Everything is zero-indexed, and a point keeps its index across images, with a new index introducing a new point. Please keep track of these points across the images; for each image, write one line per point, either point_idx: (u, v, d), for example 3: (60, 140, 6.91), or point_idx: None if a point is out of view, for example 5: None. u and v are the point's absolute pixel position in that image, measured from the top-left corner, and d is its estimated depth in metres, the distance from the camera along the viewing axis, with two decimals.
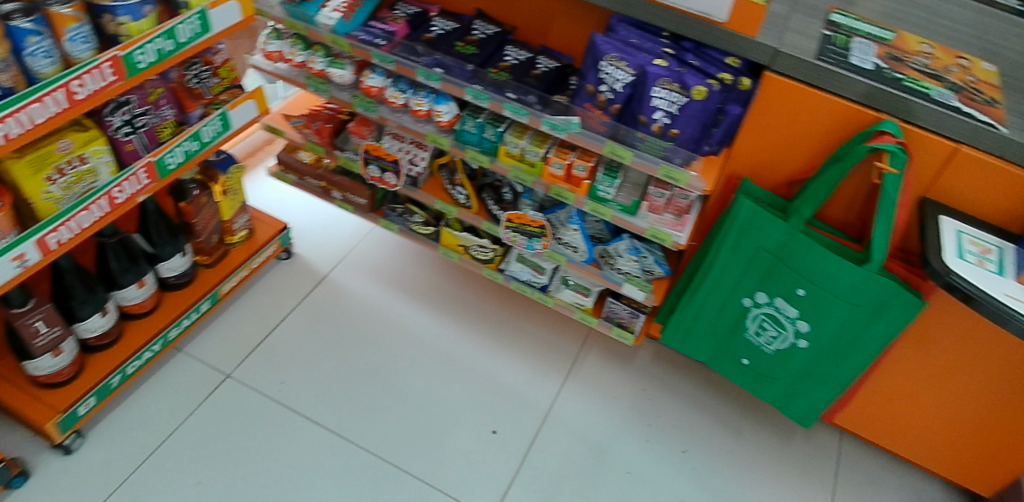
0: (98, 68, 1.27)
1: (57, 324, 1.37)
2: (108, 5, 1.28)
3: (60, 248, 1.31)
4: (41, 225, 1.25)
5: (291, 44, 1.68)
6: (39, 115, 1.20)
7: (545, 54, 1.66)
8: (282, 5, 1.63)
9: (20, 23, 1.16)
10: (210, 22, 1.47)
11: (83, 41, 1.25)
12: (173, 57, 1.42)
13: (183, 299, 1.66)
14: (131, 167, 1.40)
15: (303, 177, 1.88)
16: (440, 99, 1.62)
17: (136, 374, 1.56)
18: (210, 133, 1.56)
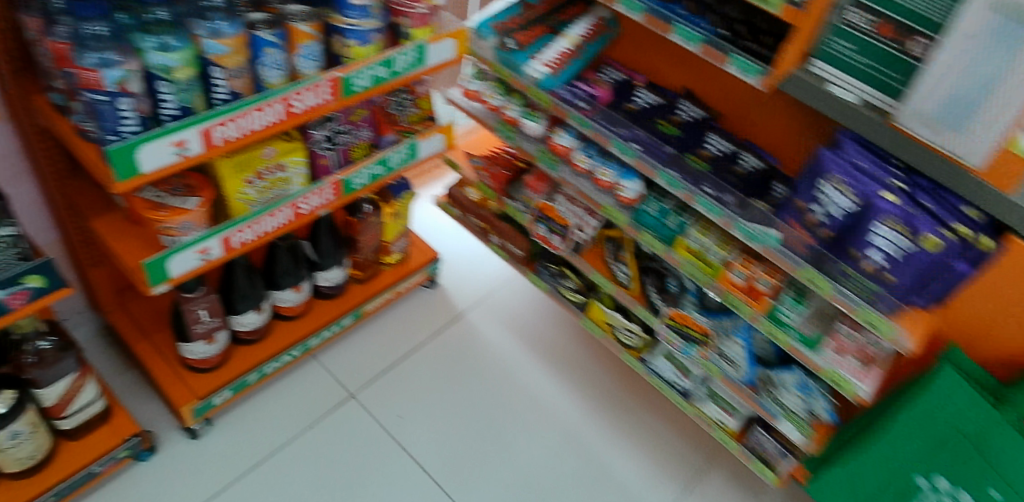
0: (319, 86, 1.30)
1: (218, 315, 1.42)
2: (341, 27, 1.32)
3: (241, 248, 1.34)
4: (230, 224, 1.29)
5: (493, 87, 1.67)
6: (257, 122, 1.24)
7: (750, 150, 1.51)
8: (494, 49, 1.59)
9: (263, 33, 1.19)
10: (426, 56, 1.48)
11: (312, 58, 1.29)
12: (385, 85, 1.43)
13: (329, 310, 1.68)
14: (321, 182, 1.42)
15: (467, 213, 1.87)
16: (628, 174, 1.53)
17: (272, 374, 1.59)
18: (396, 160, 1.56)
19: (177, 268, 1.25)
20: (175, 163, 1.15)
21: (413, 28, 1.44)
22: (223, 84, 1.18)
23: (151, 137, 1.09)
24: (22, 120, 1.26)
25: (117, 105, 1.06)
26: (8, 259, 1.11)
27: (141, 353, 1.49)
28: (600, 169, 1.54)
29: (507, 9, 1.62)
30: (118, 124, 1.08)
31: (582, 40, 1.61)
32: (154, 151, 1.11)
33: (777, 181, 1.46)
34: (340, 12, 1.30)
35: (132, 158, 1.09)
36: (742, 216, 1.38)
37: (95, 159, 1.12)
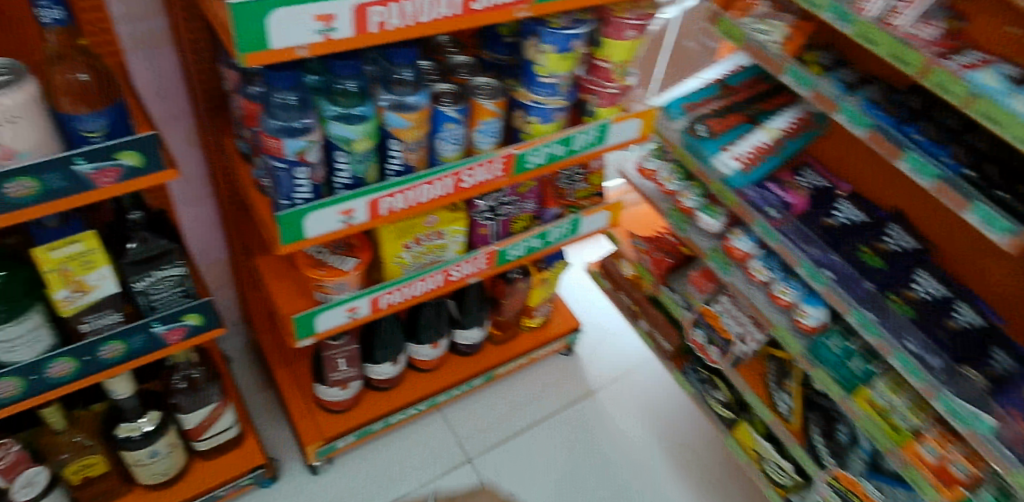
0: (492, 162, 1.24)
1: (355, 365, 1.43)
2: (526, 103, 1.25)
3: (388, 309, 1.33)
4: (381, 286, 1.28)
5: (671, 169, 1.55)
6: (424, 194, 1.20)
7: (970, 301, 1.26)
8: (682, 132, 1.47)
9: (446, 108, 1.14)
10: (608, 135, 1.38)
11: (490, 134, 1.22)
12: (560, 162, 1.35)
13: (462, 368, 1.64)
14: (477, 251, 1.38)
15: (619, 290, 1.76)
16: (813, 299, 1.34)
17: (397, 424, 1.59)
18: (555, 235, 1.48)
19: (325, 323, 1.26)
20: (340, 230, 1.14)
21: (600, 106, 1.34)
22: (399, 156, 1.14)
23: (320, 205, 1.08)
24: (212, 156, 1.32)
25: (294, 173, 1.04)
26: (174, 296, 1.16)
27: (280, 380, 1.55)
28: (778, 285, 1.37)
29: (703, 90, 1.52)
30: (292, 190, 1.06)
31: (784, 136, 1.43)
32: (321, 219, 1.10)
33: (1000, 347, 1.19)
34: (528, 88, 1.24)
35: (300, 225, 1.08)
36: (949, 387, 1.13)
37: (267, 216, 1.14)
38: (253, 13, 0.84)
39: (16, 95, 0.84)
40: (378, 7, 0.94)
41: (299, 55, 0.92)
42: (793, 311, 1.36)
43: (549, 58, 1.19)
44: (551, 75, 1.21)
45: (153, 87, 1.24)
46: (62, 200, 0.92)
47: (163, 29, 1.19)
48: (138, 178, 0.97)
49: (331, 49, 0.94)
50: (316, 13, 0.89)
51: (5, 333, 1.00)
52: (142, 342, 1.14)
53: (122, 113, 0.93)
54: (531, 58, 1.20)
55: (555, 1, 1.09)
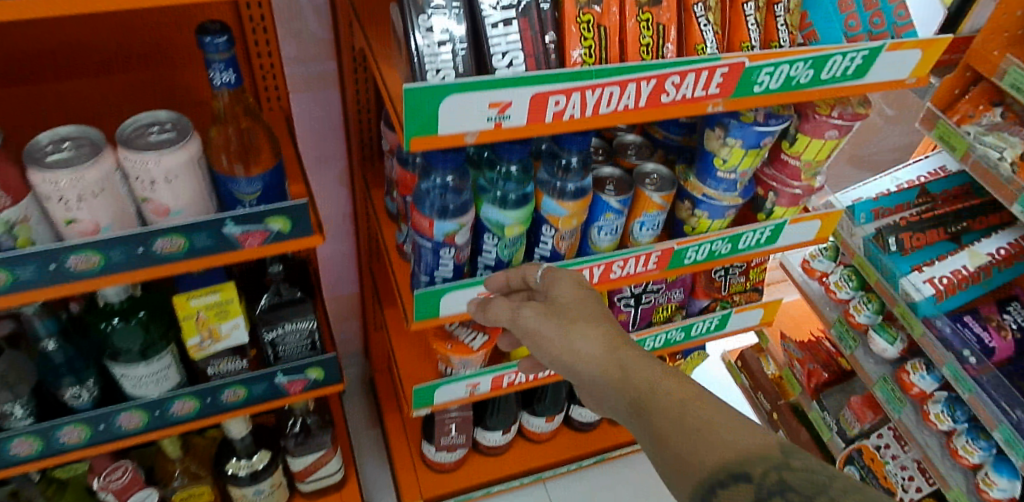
0: (648, 255, 1.11)
1: (465, 432, 1.36)
2: (697, 195, 1.12)
3: (509, 387, 1.24)
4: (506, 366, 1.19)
5: (844, 274, 1.34)
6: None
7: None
8: (866, 239, 1.28)
9: (608, 196, 1.03)
10: (780, 236, 1.22)
11: (651, 227, 1.09)
12: (722, 259, 1.20)
13: (572, 445, 1.54)
14: None
15: (757, 389, 1.57)
16: (1004, 467, 1.13)
17: (498, 492, 1.51)
18: (699, 329, 1.33)
19: (442, 396, 1.19)
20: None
21: (777, 204, 1.19)
22: (549, 242, 1.04)
23: (458, 289, 1.01)
24: (358, 200, 1.29)
25: (437, 255, 0.97)
26: (301, 350, 1.13)
27: (389, 424, 1.51)
28: (961, 439, 1.17)
29: (899, 194, 1.31)
30: (433, 272, 1.00)
31: (992, 264, 1.21)
32: (457, 301, 1.03)
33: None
34: (700, 179, 1.10)
35: (437, 303, 1.01)
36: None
37: (403, 285, 1.08)
38: (425, 96, 0.77)
39: (178, 154, 0.81)
40: (559, 96, 0.84)
41: (466, 140, 0.83)
42: (978, 475, 1.16)
43: (734, 153, 1.05)
44: (730, 170, 1.07)
45: (312, 127, 1.22)
46: (209, 259, 0.90)
47: (331, 74, 1.16)
48: (283, 243, 0.92)
49: (500, 137, 0.85)
50: (491, 99, 0.81)
51: (137, 371, 1.00)
52: (262, 391, 1.12)
53: (278, 177, 0.89)
54: (710, 148, 1.07)
55: (752, 96, 0.95)
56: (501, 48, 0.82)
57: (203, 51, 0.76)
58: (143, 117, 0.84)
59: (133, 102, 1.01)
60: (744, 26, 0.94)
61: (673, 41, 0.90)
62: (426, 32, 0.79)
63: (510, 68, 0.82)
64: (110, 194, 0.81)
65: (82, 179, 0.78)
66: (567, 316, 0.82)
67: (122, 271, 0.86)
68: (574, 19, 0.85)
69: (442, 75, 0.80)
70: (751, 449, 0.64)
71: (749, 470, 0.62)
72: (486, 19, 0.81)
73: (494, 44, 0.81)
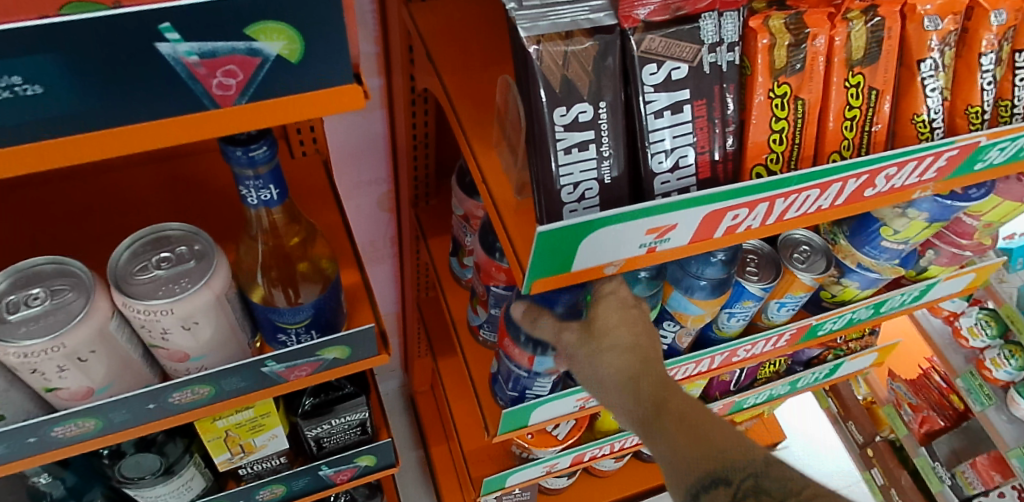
0: (780, 336, 0.90)
1: (531, 490, 1.16)
2: (848, 265, 0.88)
3: (589, 460, 1.05)
4: (590, 443, 0.99)
5: (984, 321, 1.16)
6: (683, 372, 0.88)
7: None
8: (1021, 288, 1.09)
9: (749, 283, 0.80)
10: (927, 294, 1.00)
11: (791, 307, 0.87)
12: (858, 324, 0.98)
13: (641, 477, 1.38)
14: (713, 404, 1.12)
15: (847, 418, 1.45)
16: None
17: None
18: (806, 381, 1.15)
19: (516, 479, 1.00)
20: (571, 413, 0.85)
21: (933, 262, 0.95)
22: (668, 336, 0.82)
23: (561, 403, 0.80)
24: (406, 236, 1.04)
25: (534, 380, 0.76)
26: (351, 439, 0.90)
27: (436, 459, 1.31)
28: None
29: None
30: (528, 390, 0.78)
31: None
32: (554, 409, 0.82)
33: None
34: (854, 245, 0.85)
35: (527, 414, 0.80)
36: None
37: (482, 379, 0.86)
38: (565, 236, 0.52)
39: (199, 297, 0.55)
40: (738, 210, 0.59)
41: (607, 271, 0.59)
42: None
43: (912, 225, 0.80)
44: (901, 242, 0.82)
45: (352, 155, 0.95)
46: (243, 399, 0.66)
47: (378, 92, 0.88)
48: (338, 370, 0.69)
49: (650, 262, 0.61)
50: (650, 224, 0.56)
51: (153, 492, 0.76)
52: (303, 485, 0.91)
53: (338, 294, 0.65)
54: (878, 213, 0.81)
55: (973, 173, 0.70)
56: (665, 145, 0.56)
57: (230, 167, 0.50)
58: (144, 232, 0.59)
59: (122, 160, 0.74)
60: (978, 83, 0.66)
61: (886, 113, 0.64)
62: (562, 131, 0.53)
63: (675, 172, 0.57)
64: (107, 352, 0.56)
65: (66, 343, 0.52)
66: (595, 337, 0.61)
67: (125, 428, 0.63)
68: (765, 93, 0.59)
69: (580, 190, 0.55)
70: (737, 454, 0.50)
71: (730, 474, 0.49)
72: (648, 105, 0.55)
73: (656, 141, 0.56)
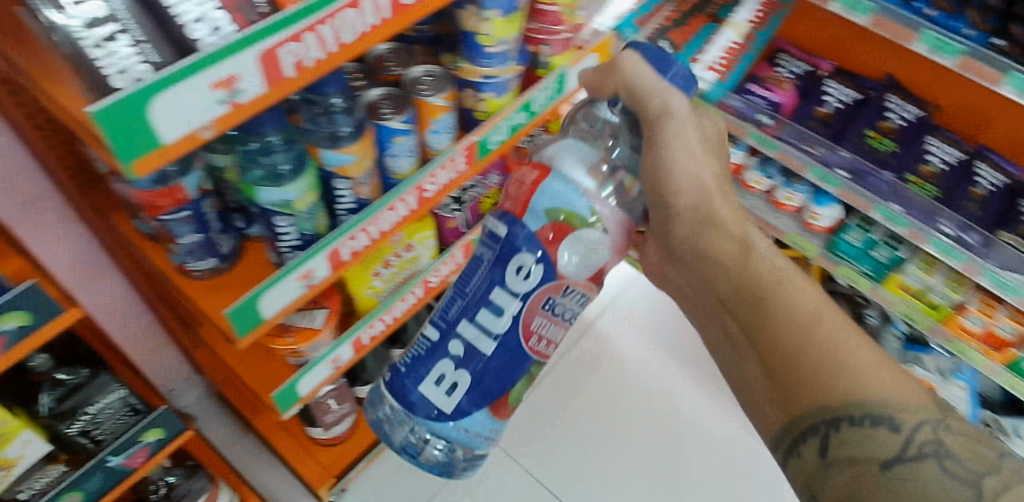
0: (454, 159, 1.04)
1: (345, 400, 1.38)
2: (476, 80, 1.04)
3: (371, 342, 1.19)
4: (358, 325, 1.12)
5: None
6: (388, 222, 1.00)
7: (984, 157, 1.24)
8: (643, 52, 1.31)
9: (392, 122, 0.93)
10: (566, 83, 1.16)
11: (446, 131, 1.03)
12: (522, 130, 1.14)
13: None
14: (453, 249, 1.22)
15: None
16: (822, 198, 1.32)
17: None
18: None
19: (307, 385, 1.10)
20: (302, 295, 0.94)
21: (551, 55, 1.12)
22: (348, 193, 0.93)
23: (468, 384, 0.80)
24: None
25: (508, 263, 0.77)
26: (123, 422, 0.94)
27: (263, 427, 1.35)
28: (781, 191, 1.36)
29: None
30: (478, 307, 0.78)
31: (753, 28, 1.36)
32: (466, 397, 0.81)
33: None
34: (472, 62, 1.02)
35: (256, 307, 0.87)
36: (990, 260, 1.10)
37: (213, 309, 0.91)
38: (126, 109, 0.59)
39: None
40: (289, 46, 0.69)
41: (206, 136, 0.68)
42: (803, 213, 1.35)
43: (495, 25, 0.96)
44: (499, 43, 0.99)
45: None
46: None
47: None
48: (32, 336, 0.72)
49: (241, 115, 0.70)
50: (212, 78, 0.65)
51: None
52: (101, 482, 0.93)
53: None
54: (469, 27, 0.97)
55: None
56: (192, 14, 0.65)
57: None
58: None
59: None
60: None
61: None
62: (83, 30, 0.60)
63: (216, 33, 0.66)
64: None
65: None
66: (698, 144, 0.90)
67: None
68: None
69: (132, 73, 0.62)
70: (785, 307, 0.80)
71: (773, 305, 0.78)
72: None
73: (180, 11, 0.64)
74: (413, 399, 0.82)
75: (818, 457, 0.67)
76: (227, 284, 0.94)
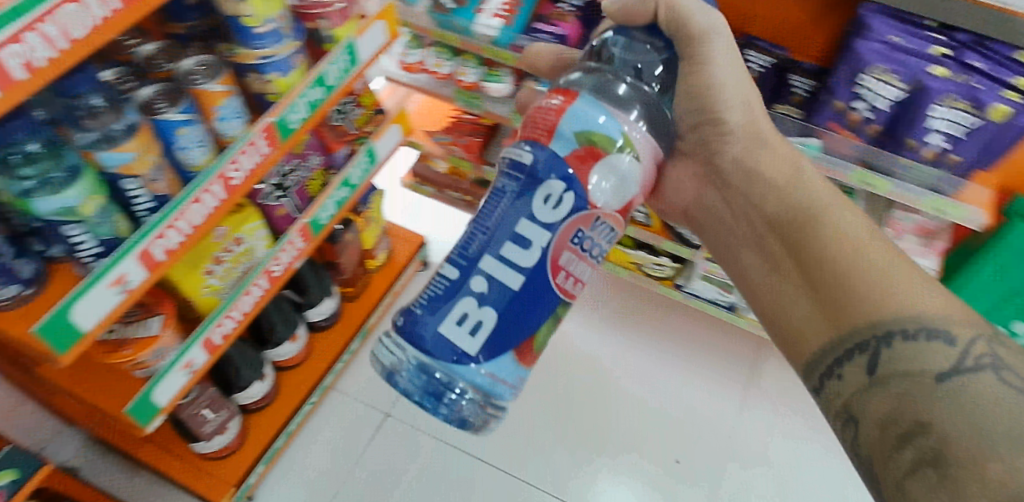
0: (254, 143, 0.94)
1: (221, 407, 1.28)
2: (254, 64, 0.94)
3: (225, 341, 1.10)
4: (206, 323, 1.04)
5: (436, 53, 1.42)
6: (199, 216, 0.90)
7: (753, 45, 1.24)
8: (429, 13, 1.30)
9: (168, 115, 0.85)
10: (358, 54, 1.08)
11: (235, 117, 0.93)
12: (326, 106, 1.06)
13: (334, 341, 1.55)
14: (288, 235, 1.14)
15: (441, 188, 1.81)
16: None
17: (297, 429, 1.48)
18: (358, 176, 1.27)
19: (164, 395, 1.01)
20: (124, 301, 0.83)
21: (334, 27, 1.03)
22: (144, 195, 0.84)
23: (496, 322, 0.64)
24: None
25: (535, 193, 0.63)
26: None
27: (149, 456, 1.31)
28: None
29: None
30: (502, 240, 0.64)
31: None
32: (490, 341, 0.64)
33: (792, 73, 1.20)
34: (246, 45, 0.92)
35: (72, 320, 0.76)
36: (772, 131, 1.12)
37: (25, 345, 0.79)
38: None
39: None
40: (9, 48, 0.60)
41: None
42: None
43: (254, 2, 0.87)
44: (266, 23, 0.90)
45: None
46: None
47: None
48: None
49: None
50: None
51: None
52: None
53: None
54: (232, 12, 0.88)
55: None
56: None
57: None
58: None
59: None
60: None
61: None
62: None
63: None
64: None
65: None
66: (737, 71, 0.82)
67: None
68: None
69: None
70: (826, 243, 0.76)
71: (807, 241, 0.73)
72: None
73: None
74: (424, 338, 0.64)
75: (863, 375, 0.62)
76: (38, 310, 0.80)
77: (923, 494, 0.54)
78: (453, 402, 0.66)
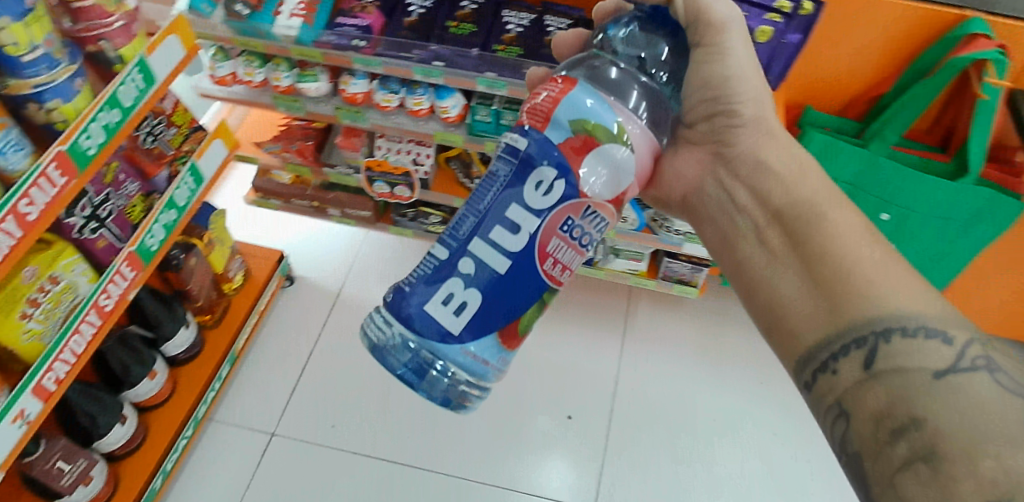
0: (46, 175, 0.82)
1: (79, 455, 1.13)
2: (30, 94, 0.81)
3: (61, 386, 0.98)
4: (33, 371, 0.92)
5: (245, 62, 1.23)
6: None
7: (551, 10, 1.18)
8: (224, 21, 1.13)
9: None
10: (155, 74, 0.96)
11: (18, 149, 0.81)
12: (126, 129, 0.93)
13: (198, 373, 1.40)
14: (112, 266, 1.02)
15: (288, 199, 1.59)
16: (443, 90, 1.23)
17: (175, 468, 1.35)
18: (185, 196, 1.15)
19: None
20: None
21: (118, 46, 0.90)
22: None
23: (480, 305, 0.61)
24: None
25: (526, 179, 0.60)
26: None
27: None
28: (408, 99, 1.24)
29: None
30: (491, 224, 0.60)
31: None
32: (475, 321, 0.61)
33: None
34: (16, 75, 0.80)
35: None
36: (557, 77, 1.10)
37: None
38: None
39: None
40: None
41: None
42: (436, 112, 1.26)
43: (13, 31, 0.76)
44: (32, 47, 0.78)
45: None
46: None
47: None
48: None
49: None
50: None
51: None
52: None
53: None
54: None
55: None
56: None
57: None
58: None
59: None
60: None
61: None
62: None
63: None
64: None
65: None
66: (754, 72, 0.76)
67: None
68: None
69: None
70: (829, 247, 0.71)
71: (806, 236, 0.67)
72: None
73: None
74: (410, 316, 0.62)
75: (859, 370, 0.57)
76: None
77: (916, 493, 0.49)
78: (435, 379, 0.63)
